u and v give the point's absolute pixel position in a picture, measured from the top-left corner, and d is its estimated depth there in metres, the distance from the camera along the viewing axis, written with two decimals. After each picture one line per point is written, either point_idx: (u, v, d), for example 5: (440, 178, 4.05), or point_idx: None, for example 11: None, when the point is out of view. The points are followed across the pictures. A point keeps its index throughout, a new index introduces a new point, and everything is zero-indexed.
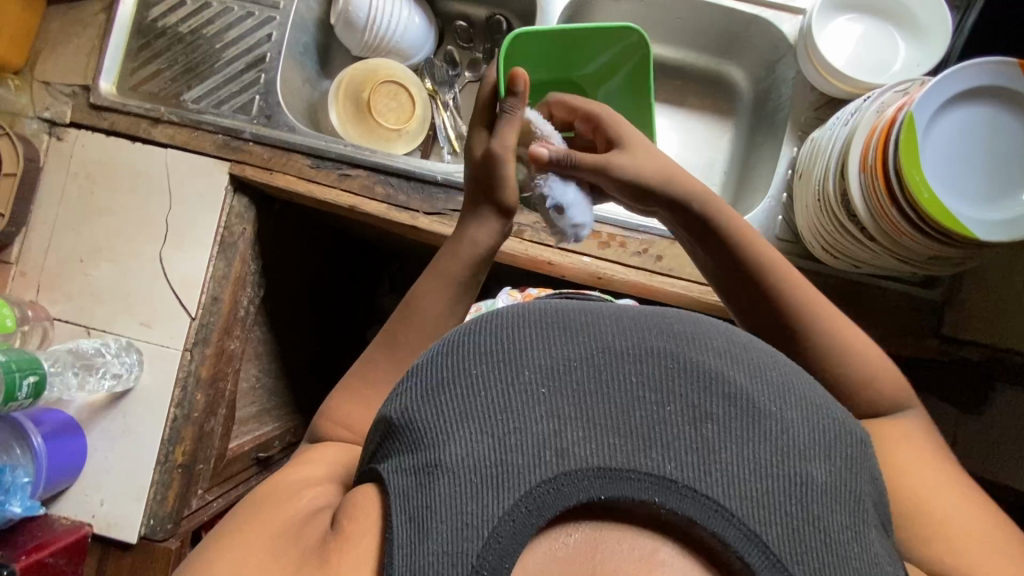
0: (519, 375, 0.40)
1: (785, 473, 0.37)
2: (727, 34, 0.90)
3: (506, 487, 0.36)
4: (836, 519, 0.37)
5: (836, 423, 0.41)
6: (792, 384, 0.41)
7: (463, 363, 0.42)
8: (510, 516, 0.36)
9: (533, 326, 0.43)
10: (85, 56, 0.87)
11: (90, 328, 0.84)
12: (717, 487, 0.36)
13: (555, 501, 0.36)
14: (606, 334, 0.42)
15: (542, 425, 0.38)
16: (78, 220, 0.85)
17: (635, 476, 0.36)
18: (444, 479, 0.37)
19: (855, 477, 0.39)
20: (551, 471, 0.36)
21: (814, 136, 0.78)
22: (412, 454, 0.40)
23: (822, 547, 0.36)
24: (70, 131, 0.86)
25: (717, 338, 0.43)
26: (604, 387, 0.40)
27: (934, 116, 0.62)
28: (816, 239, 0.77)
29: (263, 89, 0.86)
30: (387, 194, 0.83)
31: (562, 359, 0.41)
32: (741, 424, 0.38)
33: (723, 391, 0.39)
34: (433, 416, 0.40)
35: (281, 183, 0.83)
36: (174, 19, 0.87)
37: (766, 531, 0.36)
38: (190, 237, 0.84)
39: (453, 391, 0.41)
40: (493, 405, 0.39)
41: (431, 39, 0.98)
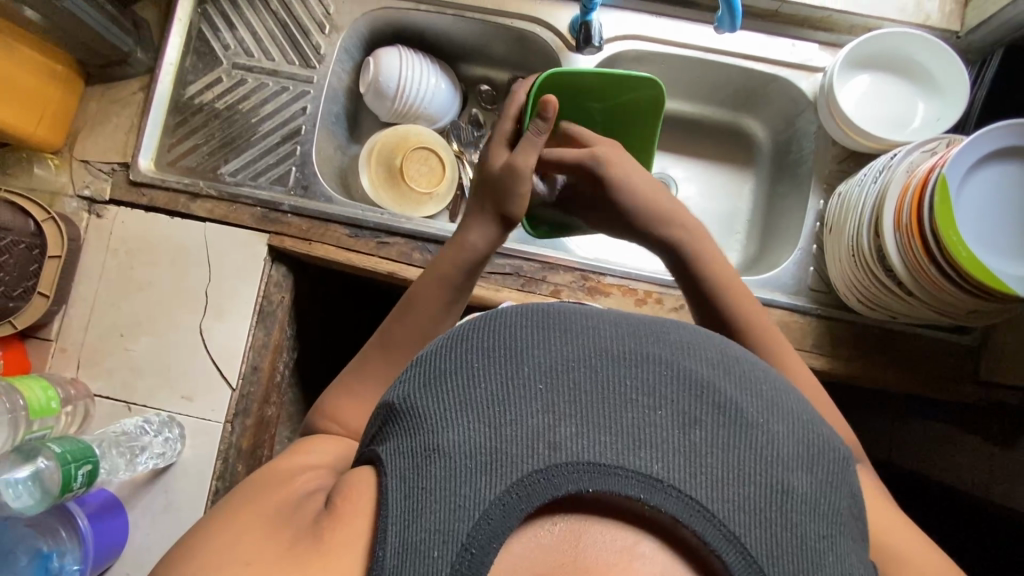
0: (518, 371, 0.42)
1: (766, 480, 0.39)
2: (746, 91, 0.93)
3: (498, 473, 0.38)
4: (812, 527, 0.39)
5: (820, 439, 0.42)
6: (779, 399, 0.43)
7: (467, 356, 0.44)
8: (500, 501, 0.37)
9: (534, 326, 0.45)
10: (124, 134, 0.89)
11: (131, 404, 0.84)
12: (700, 488, 0.38)
13: (544, 490, 0.38)
14: (604, 338, 0.44)
15: (536, 419, 0.40)
16: (118, 294, 0.86)
17: (623, 473, 0.38)
18: (440, 463, 0.39)
19: (836, 493, 0.41)
20: (544, 461, 0.38)
21: (841, 190, 0.80)
22: (410, 437, 0.41)
23: (794, 551, 0.38)
24: (109, 208, 0.87)
25: (711, 350, 0.45)
26: (599, 385, 0.42)
27: (964, 178, 0.64)
28: (849, 289, 0.78)
29: (300, 160, 0.88)
30: (425, 259, 0.84)
31: (561, 358, 0.43)
32: (728, 432, 0.40)
33: (714, 400, 0.41)
34: (434, 404, 0.42)
35: (321, 253, 0.84)
36: (210, 95, 0.90)
37: (745, 533, 0.37)
38: (230, 308, 0.85)
39: (454, 383, 0.42)
40: (491, 398, 0.41)
41: (457, 103, 1.01)
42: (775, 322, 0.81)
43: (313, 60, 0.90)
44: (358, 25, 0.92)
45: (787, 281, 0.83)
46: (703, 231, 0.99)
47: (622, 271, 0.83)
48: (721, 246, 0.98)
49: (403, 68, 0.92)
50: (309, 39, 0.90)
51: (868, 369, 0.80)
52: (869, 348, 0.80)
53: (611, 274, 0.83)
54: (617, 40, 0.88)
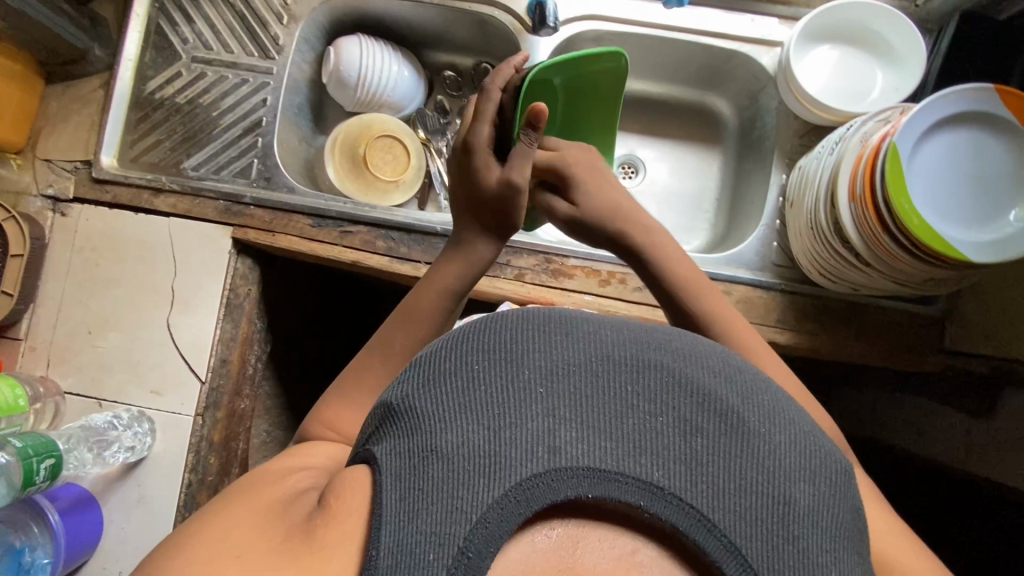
0: (520, 374, 0.42)
1: (767, 491, 0.39)
2: (709, 68, 0.93)
3: (498, 478, 0.38)
4: (813, 542, 0.39)
5: (823, 452, 0.43)
6: (780, 409, 0.43)
7: (466, 358, 0.43)
8: (499, 505, 0.37)
9: (536, 328, 0.44)
10: (86, 132, 0.89)
11: (102, 400, 0.84)
12: (701, 497, 0.38)
13: (545, 493, 0.38)
14: (606, 342, 0.44)
15: (537, 423, 0.40)
16: (85, 292, 0.86)
17: (623, 479, 0.38)
18: (438, 465, 0.38)
19: (838, 506, 0.41)
20: (544, 466, 0.38)
21: (801, 164, 0.80)
22: (407, 438, 0.41)
23: (794, 562, 0.38)
24: (74, 206, 0.87)
25: (714, 358, 0.45)
26: (601, 389, 0.42)
27: (916, 145, 0.64)
28: (811, 264, 0.78)
29: (261, 152, 0.88)
30: (389, 247, 0.84)
31: (563, 361, 0.43)
32: (729, 441, 0.40)
33: (715, 408, 0.42)
34: (432, 406, 0.41)
35: (284, 244, 0.84)
36: (171, 90, 0.90)
37: (745, 544, 0.38)
38: (196, 302, 0.85)
39: (453, 384, 0.42)
40: (492, 401, 0.41)
41: (421, 90, 1.00)
42: (738, 299, 0.81)
43: (272, 51, 0.90)
44: (316, 14, 0.91)
45: (750, 257, 0.83)
46: (671, 212, 0.99)
47: (585, 253, 0.83)
48: (690, 226, 0.98)
49: (363, 57, 0.92)
50: (267, 30, 0.90)
51: (832, 343, 0.80)
52: (833, 321, 0.80)
53: (575, 256, 0.83)
54: (575, 21, 0.88)
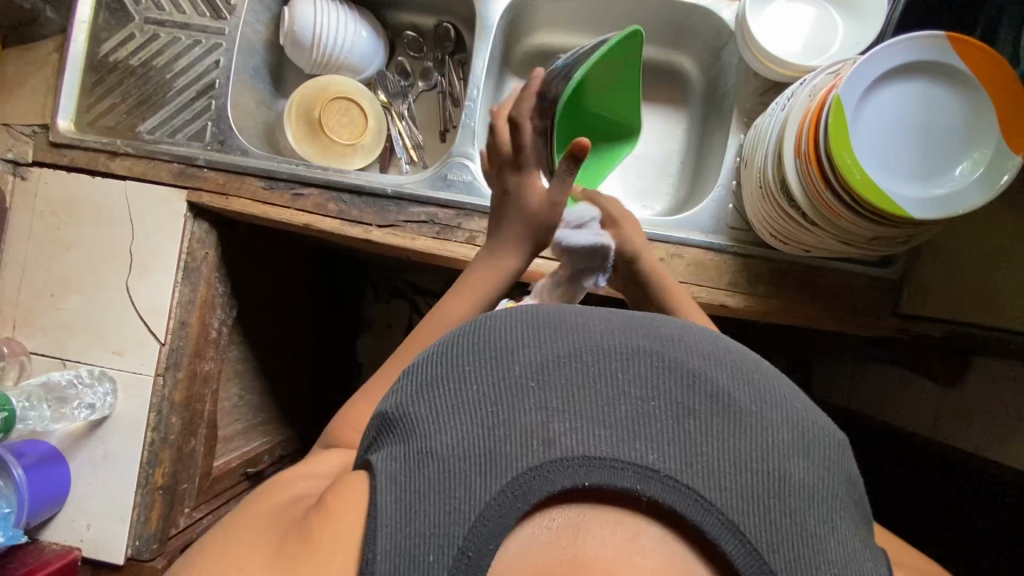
0: (511, 371, 0.43)
1: (764, 467, 0.40)
2: (672, 24, 0.89)
3: (494, 473, 0.39)
4: (813, 515, 0.39)
5: (816, 425, 0.43)
6: (769, 386, 0.44)
7: (457, 360, 0.45)
8: (496, 500, 0.38)
9: (527, 327, 0.46)
10: (42, 96, 0.89)
11: (65, 360, 0.86)
12: (698, 478, 0.39)
13: (541, 486, 0.38)
14: (595, 334, 0.45)
15: (530, 417, 0.41)
16: (47, 256, 0.88)
17: (619, 464, 0.39)
18: (433, 464, 0.39)
19: (834, 477, 0.42)
20: (540, 457, 0.39)
21: (757, 123, 0.77)
22: (402, 443, 0.41)
23: (795, 536, 0.38)
24: (33, 170, 0.88)
25: (702, 341, 0.46)
26: (592, 380, 0.43)
27: (861, 98, 0.62)
28: (763, 226, 0.76)
29: (215, 115, 0.88)
30: (340, 210, 0.84)
31: (552, 355, 0.44)
32: (721, 420, 0.41)
33: (706, 390, 0.43)
34: (426, 408, 0.42)
35: (236, 207, 0.85)
36: (125, 53, 0.89)
37: (745, 521, 0.38)
38: (153, 265, 0.86)
39: (445, 386, 0.43)
40: (485, 399, 0.42)
41: (380, 52, 0.99)
42: (690, 261, 0.80)
43: (223, 11, 0.88)
44: None
45: (705, 220, 0.82)
46: (636, 175, 0.96)
47: None
48: (654, 189, 0.96)
49: (317, 17, 0.91)
50: None
51: (787, 307, 0.78)
52: (788, 284, 0.79)
53: None
54: None
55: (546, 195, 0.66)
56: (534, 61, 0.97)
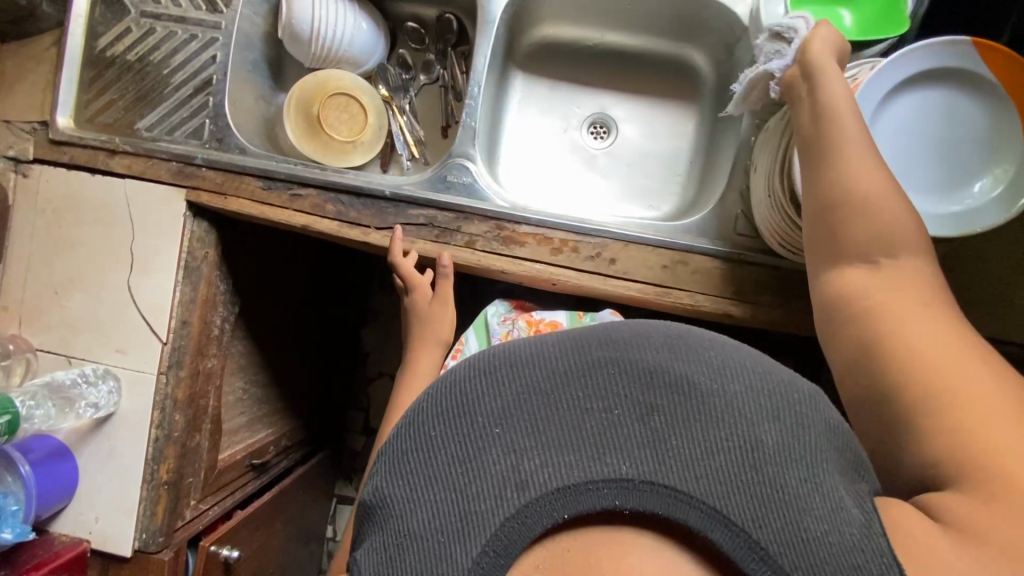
0: (475, 423, 0.44)
1: (734, 443, 0.41)
2: (683, 18, 0.86)
3: (471, 535, 0.40)
4: (793, 475, 0.40)
5: (774, 382, 0.45)
6: (727, 362, 0.46)
7: (422, 428, 0.46)
8: (479, 562, 0.39)
9: (481, 374, 0.47)
10: (41, 92, 0.88)
11: (71, 357, 0.88)
12: (673, 475, 0.41)
13: (521, 533, 0.40)
14: (548, 362, 0.47)
15: (500, 463, 0.42)
16: (50, 253, 0.88)
17: (594, 486, 0.40)
18: (413, 546, 0.41)
19: (808, 429, 0.43)
20: (515, 505, 0.40)
21: (769, 124, 0.74)
22: (380, 532, 0.43)
23: (779, 501, 0.39)
24: (34, 167, 0.88)
25: (656, 336, 0.48)
26: (552, 407, 0.44)
27: (877, 108, 0.59)
28: (772, 235, 0.73)
29: (212, 112, 0.86)
30: (338, 211, 0.83)
31: (511, 396, 0.45)
32: (684, 409, 0.43)
33: (664, 382, 0.45)
34: (401, 486, 0.44)
35: (235, 207, 0.84)
36: (122, 48, 0.88)
37: (726, 505, 0.39)
38: (154, 265, 0.86)
39: (415, 457, 0.45)
40: (455, 456, 0.43)
41: (382, 45, 0.96)
42: (694, 269, 0.78)
43: (221, 4, 0.86)
44: None
45: (712, 226, 0.79)
46: (642, 174, 0.94)
47: (537, 220, 0.80)
48: (660, 190, 0.93)
49: (317, 9, 0.88)
50: None
51: (795, 317, 0.76)
52: (796, 294, 0.76)
53: (527, 223, 0.80)
54: None
55: (434, 293, 0.84)
56: (540, 54, 0.95)
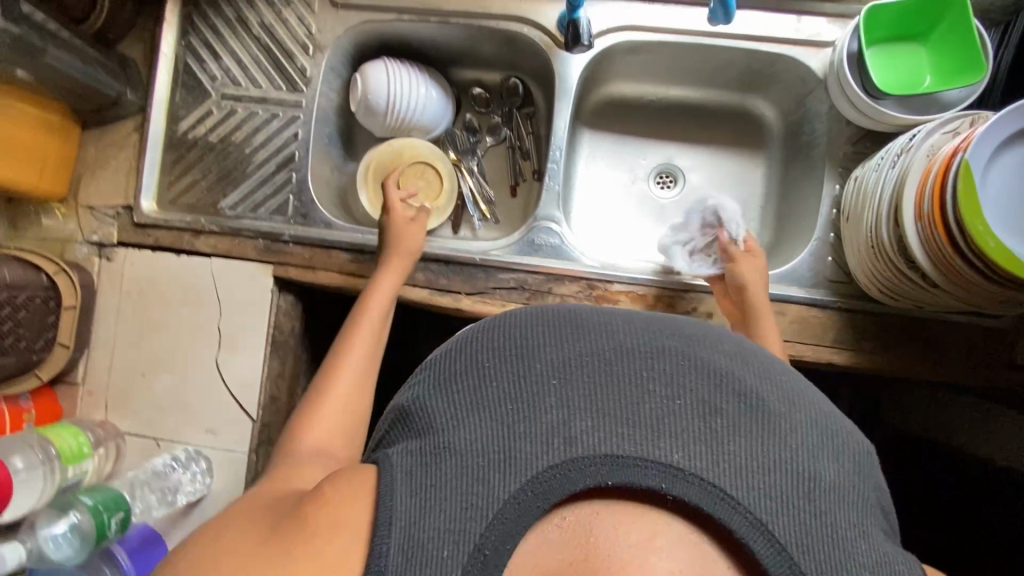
0: (533, 369, 0.43)
1: (793, 467, 0.38)
2: (751, 71, 0.87)
3: (513, 471, 0.38)
4: (844, 516, 0.38)
5: (841, 430, 0.43)
6: (797, 390, 0.44)
7: (479, 359, 0.45)
8: (515, 498, 0.37)
9: (547, 326, 0.46)
10: (125, 177, 0.89)
11: (160, 440, 0.86)
12: (723, 476, 0.38)
13: (561, 485, 0.38)
14: (617, 334, 0.45)
15: (551, 414, 0.40)
16: (136, 336, 0.88)
17: (643, 463, 0.38)
18: (451, 460, 0.39)
19: (861, 480, 0.41)
20: (559, 457, 0.38)
21: (857, 174, 0.76)
22: (420, 439, 0.42)
23: (827, 541, 0.37)
24: (119, 251, 0.89)
25: (727, 344, 0.46)
26: (614, 378, 0.42)
27: (989, 161, 0.60)
28: (872, 282, 0.74)
29: (296, 188, 0.88)
30: (428, 279, 0.84)
31: (575, 354, 0.43)
32: (751, 421, 0.40)
33: (733, 389, 0.42)
34: (448, 407, 0.43)
35: (325, 280, 0.85)
36: (203, 130, 0.90)
37: (773, 521, 0.37)
38: (242, 342, 0.86)
39: (468, 382, 0.44)
40: (506, 397, 0.42)
41: (449, 109, 0.98)
42: (792, 318, 0.78)
43: (300, 84, 0.89)
44: (341, 42, 0.89)
45: (804, 274, 0.80)
46: None
47: (629, 278, 0.81)
48: None
49: (391, 83, 0.90)
50: (293, 62, 0.88)
51: (896, 363, 0.77)
52: (894, 339, 0.77)
53: (619, 281, 0.81)
54: (608, 34, 0.83)
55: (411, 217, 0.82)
56: (604, 111, 0.97)
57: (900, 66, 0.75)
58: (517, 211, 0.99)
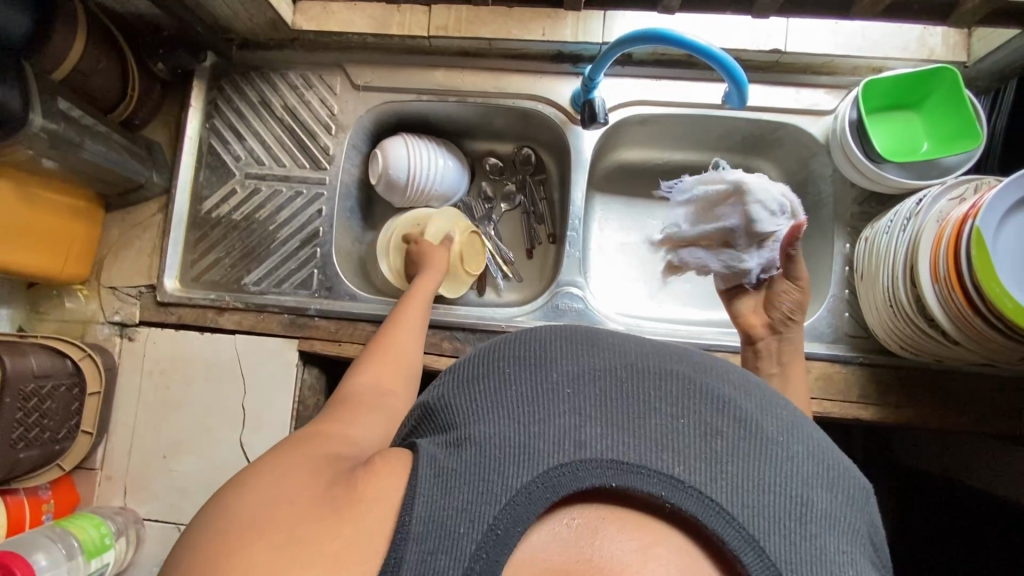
0: (549, 376, 0.45)
1: (784, 491, 0.40)
2: (755, 136, 0.90)
3: (526, 465, 0.39)
4: (831, 541, 0.39)
5: (837, 465, 0.44)
6: (795, 422, 0.46)
7: (500, 363, 0.47)
8: (526, 489, 0.38)
9: (564, 339, 0.48)
10: (148, 257, 0.90)
11: (181, 524, 0.84)
12: (720, 491, 0.39)
13: (569, 482, 0.39)
14: (629, 354, 0.47)
15: (564, 419, 0.42)
16: (157, 417, 0.87)
17: (646, 471, 0.40)
18: (470, 449, 0.40)
19: (853, 515, 0.42)
20: (570, 456, 0.40)
21: (867, 235, 0.79)
22: (444, 432, 0.43)
23: (815, 560, 0.38)
24: (141, 331, 0.88)
25: (732, 375, 0.48)
26: (624, 393, 0.44)
27: (998, 226, 0.63)
28: (891, 338, 0.77)
29: (321, 262, 0.89)
30: (455, 348, 0.85)
31: (589, 366, 0.45)
32: (749, 444, 0.42)
33: (734, 414, 0.44)
34: (469, 403, 0.44)
35: (351, 352, 0.85)
36: (226, 208, 0.91)
37: (765, 538, 0.38)
38: (267, 418, 0.85)
39: (488, 384, 0.45)
40: (524, 400, 0.43)
41: (466, 179, 1.01)
42: (817, 375, 0.80)
43: (323, 162, 0.91)
44: (362, 121, 0.92)
45: (823, 329, 0.82)
46: None
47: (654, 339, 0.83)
48: None
49: (411, 157, 0.93)
50: (316, 141, 0.91)
51: (920, 415, 0.78)
52: (917, 392, 0.79)
53: None
54: (620, 109, 0.87)
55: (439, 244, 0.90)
56: (614, 176, 1.00)
57: (897, 134, 0.80)
58: (536, 272, 1.01)
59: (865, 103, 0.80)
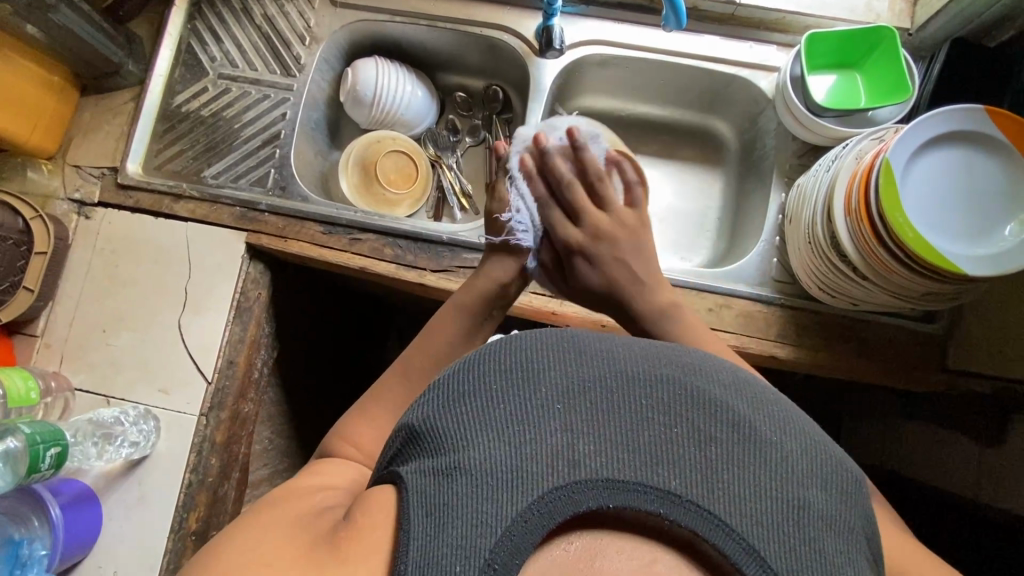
0: (538, 392, 0.42)
1: (781, 495, 0.39)
2: (710, 91, 0.94)
3: (520, 492, 0.38)
4: (832, 543, 0.39)
5: (831, 459, 0.43)
6: (789, 418, 0.44)
7: (485, 377, 0.44)
8: (523, 518, 0.37)
9: (551, 345, 0.45)
10: (115, 141, 0.93)
11: (110, 397, 0.86)
12: (719, 502, 0.38)
13: (567, 506, 0.38)
14: (620, 360, 0.44)
15: (557, 438, 0.40)
16: (102, 292, 0.89)
17: (643, 488, 0.38)
18: (462, 480, 0.38)
19: (848, 511, 0.41)
20: (565, 478, 0.38)
21: (800, 182, 0.82)
22: (431, 457, 0.41)
23: (816, 565, 0.37)
24: (98, 210, 0.91)
25: (723, 372, 0.46)
26: (616, 406, 0.42)
27: (908, 162, 0.66)
28: (812, 280, 0.79)
29: (278, 163, 0.93)
30: (396, 254, 0.87)
31: (579, 380, 0.43)
32: (742, 449, 0.41)
33: (727, 418, 0.42)
34: (455, 423, 0.42)
35: (295, 249, 0.88)
36: (196, 104, 0.95)
37: (765, 547, 0.37)
38: (208, 304, 0.88)
39: (476, 401, 0.42)
40: (512, 418, 0.41)
41: (433, 109, 1.04)
42: (739, 312, 0.82)
43: (293, 70, 0.95)
44: (336, 36, 0.96)
45: (751, 272, 0.84)
46: (673, 230, 0.99)
47: None
48: (692, 243, 0.98)
49: (379, 77, 0.96)
50: (289, 50, 0.95)
51: (835, 359, 0.81)
52: (834, 338, 0.81)
53: None
54: (581, 46, 0.91)
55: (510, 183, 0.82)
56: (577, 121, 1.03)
57: (836, 91, 0.84)
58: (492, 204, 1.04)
59: (808, 56, 0.83)
